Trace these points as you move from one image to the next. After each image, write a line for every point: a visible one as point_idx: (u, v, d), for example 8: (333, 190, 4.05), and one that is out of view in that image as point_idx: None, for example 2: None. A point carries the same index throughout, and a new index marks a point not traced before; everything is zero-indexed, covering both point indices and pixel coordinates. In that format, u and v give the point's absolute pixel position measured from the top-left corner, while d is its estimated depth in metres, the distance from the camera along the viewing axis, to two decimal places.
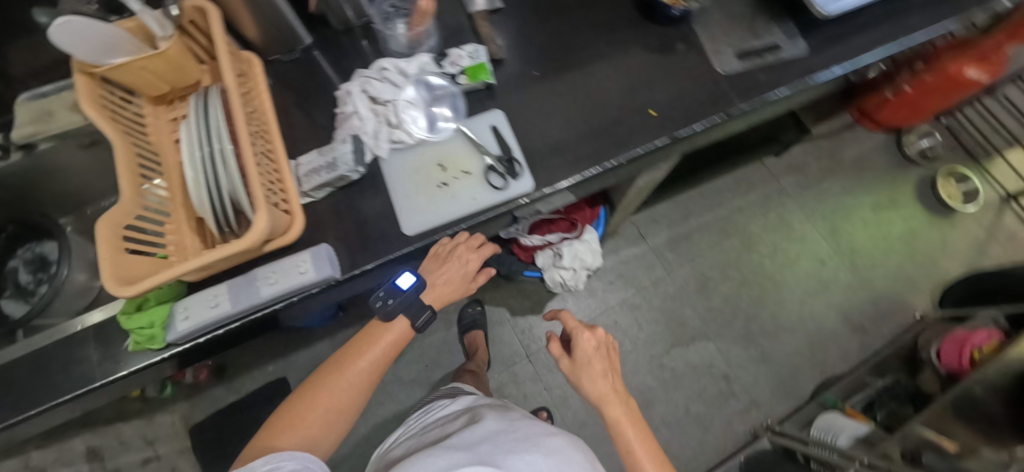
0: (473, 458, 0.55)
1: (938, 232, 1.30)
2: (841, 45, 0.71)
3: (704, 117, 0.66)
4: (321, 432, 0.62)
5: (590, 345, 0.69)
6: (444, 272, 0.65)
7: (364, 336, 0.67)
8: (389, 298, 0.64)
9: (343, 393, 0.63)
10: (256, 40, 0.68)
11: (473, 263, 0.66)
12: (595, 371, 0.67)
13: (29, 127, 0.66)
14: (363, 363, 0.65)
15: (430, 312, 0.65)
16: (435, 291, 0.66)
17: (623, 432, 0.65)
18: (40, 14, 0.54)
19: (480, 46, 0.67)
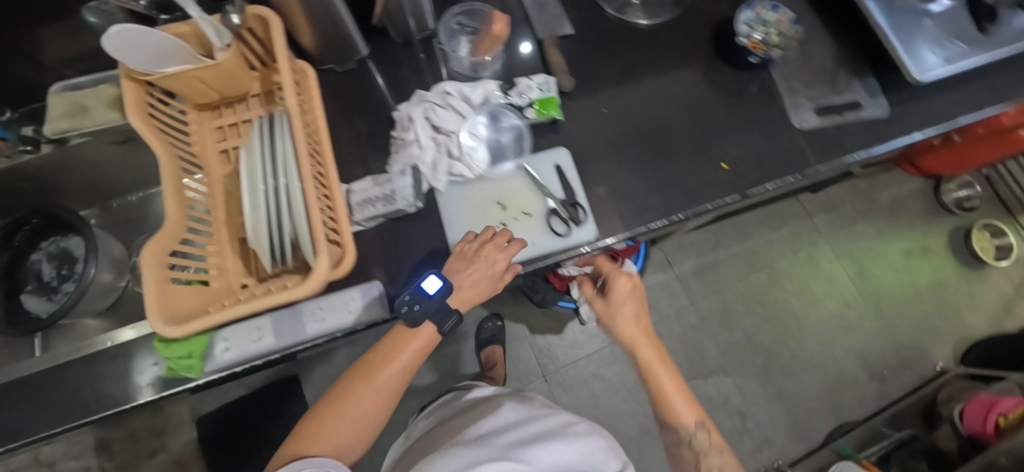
0: (491, 453, 0.49)
1: (967, 284, 1.29)
2: (925, 108, 0.67)
3: (777, 177, 0.63)
4: (353, 439, 0.54)
5: (627, 289, 0.60)
6: (472, 274, 0.53)
7: (390, 341, 0.54)
8: (415, 304, 0.51)
9: (370, 400, 0.53)
10: (311, 48, 0.64)
11: (503, 260, 0.54)
12: (630, 314, 0.60)
13: (62, 122, 0.62)
14: (390, 370, 0.53)
15: (458, 318, 0.53)
16: (463, 296, 0.54)
17: (660, 383, 0.60)
18: (89, 15, 0.52)
19: (551, 78, 0.63)
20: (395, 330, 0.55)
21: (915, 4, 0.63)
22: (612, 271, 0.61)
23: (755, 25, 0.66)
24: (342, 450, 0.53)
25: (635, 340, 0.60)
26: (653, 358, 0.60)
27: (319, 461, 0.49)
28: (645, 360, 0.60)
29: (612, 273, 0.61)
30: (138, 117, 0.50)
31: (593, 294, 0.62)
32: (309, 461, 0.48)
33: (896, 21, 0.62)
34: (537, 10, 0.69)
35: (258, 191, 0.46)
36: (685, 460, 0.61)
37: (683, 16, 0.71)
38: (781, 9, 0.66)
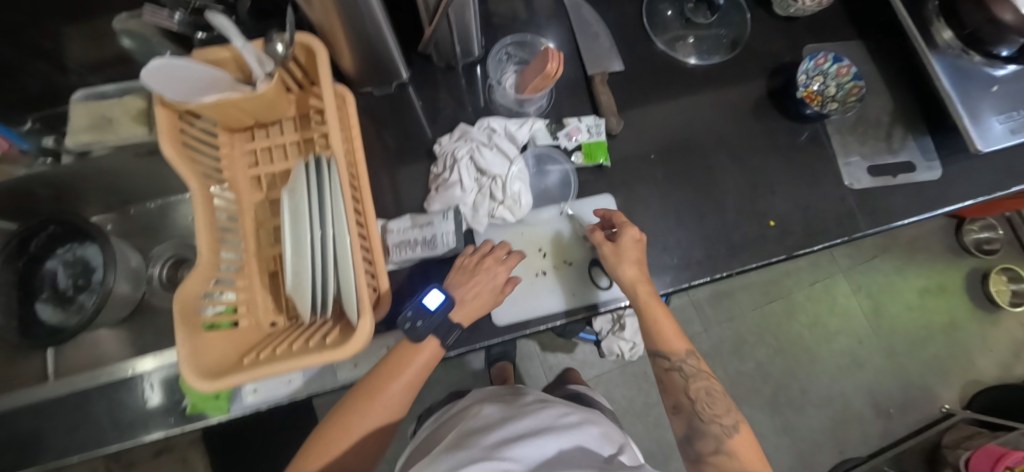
0: (475, 456, 0.43)
1: (982, 328, 1.27)
2: (978, 173, 0.65)
3: (825, 238, 0.61)
4: (359, 453, 0.50)
5: (637, 241, 0.53)
6: (475, 287, 0.51)
7: (395, 356, 0.49)
8: (418, 320, 0.48)
9: (377, 416, 0.49)
10: (350, 71, 0.61)
11: (502, 271, 0.53)
12: (633, 257, 0.53)
13: (85, 135, 0.59)
14: (398, 386, 0.49)
15: (460, 330, 0.50)
16: (467, 311, 0.51)
17: (656, 315, 0.53)
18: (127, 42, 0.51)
19: (601, 119, 0.62)
20: (400, 345, 0.50)
21: (982, 68, 0.61)
22: (620, 223, 0.54)
23: (813, 76, 0.64)
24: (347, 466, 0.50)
25: (635, 285, 0.52)
26: (647, 295, 0.53)
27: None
28: (641, 296, 0.53)
29: (622, 222, 0.54)
30: (171, 146, 0.47)
31: (601, 240, 0.54)
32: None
33: (960, 88, 0.61)
34: (587, 43, 0.67)
35: (302, 241, 0.44)
36: (674, 388, 0.55)
37: (737, 59, 0.69)
38: (844, 61, 0.64)
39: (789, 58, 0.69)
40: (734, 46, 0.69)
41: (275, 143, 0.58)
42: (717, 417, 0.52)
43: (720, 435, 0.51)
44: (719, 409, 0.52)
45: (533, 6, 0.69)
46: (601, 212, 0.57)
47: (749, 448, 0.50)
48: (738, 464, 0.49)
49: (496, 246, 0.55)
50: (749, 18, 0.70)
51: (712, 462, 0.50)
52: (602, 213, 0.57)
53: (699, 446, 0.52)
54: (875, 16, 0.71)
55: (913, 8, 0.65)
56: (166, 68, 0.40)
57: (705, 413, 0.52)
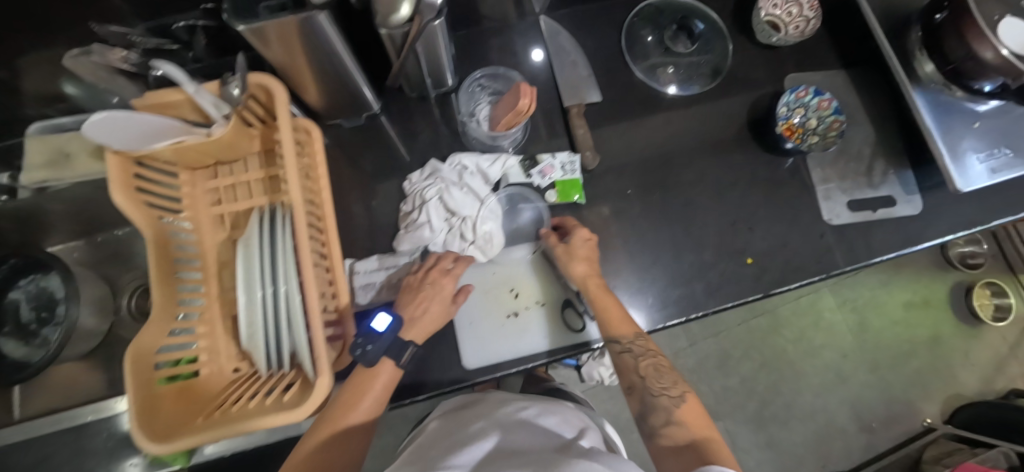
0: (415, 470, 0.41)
1: (965, 341, 1.28)
2: (955, 208, 0.65)
3: (803, 275, 0.61)
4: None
5: (589, 242, 0.55)
6: (424, 302, 0.50)
7: (354, 383, 0.46)
8: (369, 344, 0.46)
9: (351, 447, 0.44)
10: (316, 103, 0.59)
11: (450, 281, 0.51)
12: (585, 255, 0.54)
13: (40, 172, 0.57)
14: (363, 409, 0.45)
15: (414, 347, 0.48)
16: (417, 328, 0.49)
17: (608, 308, 0.52)
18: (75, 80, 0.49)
19: (575, 155, 0.61)
20: (358, 373, 0.46)
21: (964, 103, 0.61)
22: (571, 226, 0.57)
23: (794, 108, 0.63)
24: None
25: (587, 280, 0.53)
26: (597, 287, 0.53)
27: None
28: (591, 289, 0.53)
29: (574, 226, 0.56)
30: (122, 193, 0.45)
31: (556, 243, 0.55)
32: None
33: (941, 124, 0.61)
34: (565, 72, 0.65)
35: (256, 297, 0.43)
36: (626, 369, 0.52)
37: (719, 89, 0.68)
38: (826, 94, 0.63)
39: (771, 88, 0.68)
40: (716, 74, 0.68)
41: (238, 180, 0.56)
42: (666, 390, 0.50)
43: (670, 407, 0.49)
44: (667, 382, 0.51)
45: (510, 32, 0.68)
46: (554, 219, 0.59)
47: (695, 412, 0.49)
48: (688, 431, 0.47)
49: (446, 257, 0.54)
50: (731, 47, 0.68)
51: (665, 436, 0.48)
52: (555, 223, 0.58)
53: (652, 420, 0.49)
54: (857, 46, 0.70)
55: (895, 40, 0.65)
56: (111, 119, 0.39)
57: (653, 387, 0.50)
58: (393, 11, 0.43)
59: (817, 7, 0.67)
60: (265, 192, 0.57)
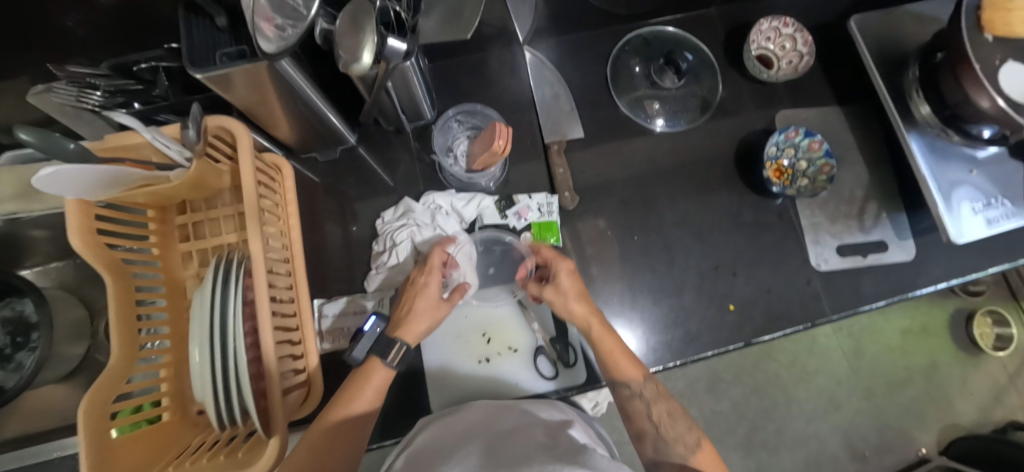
0: None
1: (964, 370, 1.24)
2: (951, 255, 0.62)
3: (787, 323, 0.59)
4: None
5: (572, 272, 0.52)
6: (411, 301, 0.51)
7: (351, 382, 0.46)
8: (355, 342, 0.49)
9: (349, 442, 0.43)
10: (286, 134, 0.56)
11: (434, 278, 0.51)
12: (576, 291, 0.51)
13: (10, 203, 0.56)
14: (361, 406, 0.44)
15: (403, 343, 0.47)
16: (406, 326, 0.49)
17: (611, 350, 0.49)
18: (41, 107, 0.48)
19: (553, 196, 0.62)
20: (357, 371, 0.47)
21: (962, 148, 0.59)
22: (552, 258, 0.53)
23: (785, 148, 0.64)
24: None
25: (586, 319, 0.50)
26: (598, 326, 0.50)
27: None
28: (593, 328, 0.50)
29: (553, 259, 0.53)
30: (80, 238, 0.45)
31: (539, 287, 0.53)
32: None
33: (938, 169, 0.59)
34: (547, 109, 0.66)
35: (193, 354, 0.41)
36: (636, 416, 0.47)
37: (707, 125, 0.67)
38: (816, 136, 0.63)
39: (761, 124, 0.67)
40: (705, 110, 0.67)
41: (208, 216, 0.55)
42: (681, 437, 0.45)
43: (685, 456, 0.44)
44: (682, 428, 0.46)
45: (494, 67, 0.68)
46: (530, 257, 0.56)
47: (712, 460, 0.44)
48: None
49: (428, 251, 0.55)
50: (721, 81, 0.68)
51: None
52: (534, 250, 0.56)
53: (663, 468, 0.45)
54: (849, 83, 0.68)
55: (890, 77, 0.62)
56: (57, 176, 0.38)
57: (668, 434, 0.46)
58: (355, 60, 0.40)
59: (811, 43, 0.66)
60: (236, 228, 0.55)
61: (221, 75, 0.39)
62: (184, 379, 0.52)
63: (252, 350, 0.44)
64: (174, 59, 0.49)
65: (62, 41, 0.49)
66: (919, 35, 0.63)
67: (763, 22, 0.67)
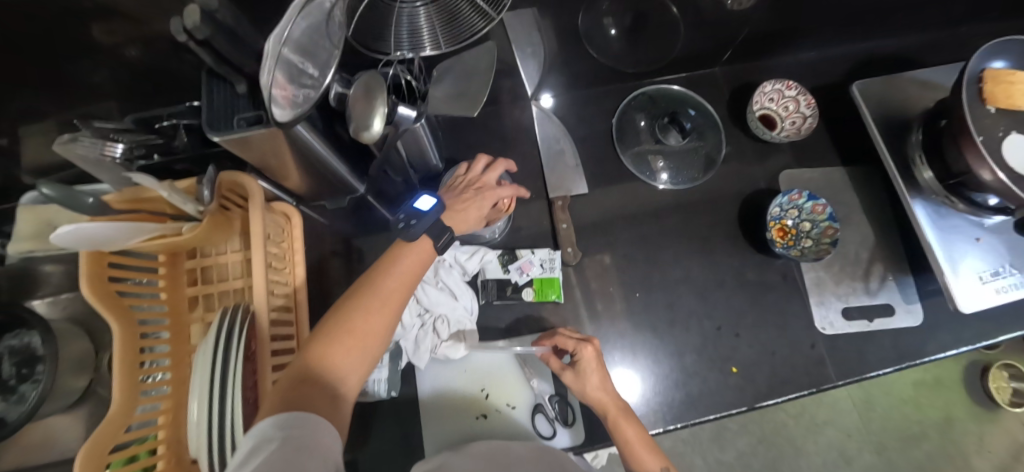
0: None
1: (980, 426, 1.19)
2: (958, 322, 0.62)
3: (790, 389, 0.59)
4: (343, 393, 0.39)
5: (595, 360, 0.52)
6: (465, 201, 0.52)
7: (386, 258, 0.45)
8: (413, 220, 0.47)
9: (377, 320, 0.41)
10: (296, 184, 0.58)
11: (490, 198, 0.53)
12: (596, 379, 0.52)
13: (26, 243, 0.57)
14: (389, 290, 0.43)
15: (451, 234, 0.48)
16: (455, 217, 0.51)
17: (629, 440, 0.49)
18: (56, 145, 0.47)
19: (556, 252, 0.63)
20: (395, 248, 0.46)
21: (966, 215, 0.59)
22: (575, 345, 0.53)
23: (788, 209, 0.65)
24: (335, 416, 0.37)
25: (604, 407, 0.51)
26: (617, 412, 0.51)
27: (295, 416, 0.33)
28: (610, 415, 0.51)
29: (575, 346, 0.52)
30: (90, 287, 0.46)
31: (560, 369, 0.54)
32: (284, 420, 0.32)
33: (943, 236, 0.59)
34: (553, 163, 0.68)
35: (190, 409, 0.42)
36: None
37: (711, 182, 0.69)
38: (820, 199, 0.64)
39: (764, 183, 0.69)
40: (709, 167, 0.69)
41: (217, 262, 0.56)
42: None
43: None
44: None
45: (504, 121, 0.70)
46: (548, 339, 0.55)
47: None
48: None
49: (480, 161, 0.57)
50: (724, 137, 0.70)
51: None
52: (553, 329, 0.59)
53: None
54: (849, 147, 0.70)
55: (894, 141, 0.63)
56: (74, 232, 0.39)
57: None
58: (366, 127, 0.41)
59: (814, 105, 0.69)
60: (242, 275, 0.56)
61: (238, 138, 0.41)
62: (181, 426, 0.51)
63: (249, 403, 0.45)
64: (194, 116, 0.52)
65: (95, 92, 0.52)
66: (919, 102, 0.65)
67: (766, 84, 0.70)
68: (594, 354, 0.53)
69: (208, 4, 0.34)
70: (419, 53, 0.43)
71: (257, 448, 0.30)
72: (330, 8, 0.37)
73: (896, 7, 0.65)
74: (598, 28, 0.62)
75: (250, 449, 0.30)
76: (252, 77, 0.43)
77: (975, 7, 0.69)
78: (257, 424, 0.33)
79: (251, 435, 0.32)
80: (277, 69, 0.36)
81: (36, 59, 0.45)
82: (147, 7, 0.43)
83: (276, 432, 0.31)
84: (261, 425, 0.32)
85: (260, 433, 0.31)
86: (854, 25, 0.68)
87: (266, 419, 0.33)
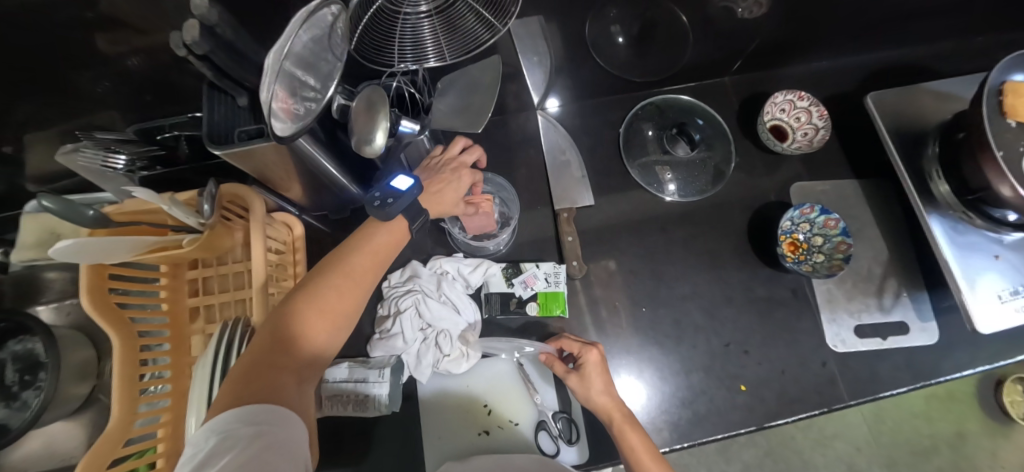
0: None
1: (994, 441, 1.16)
2: (975, 341, 0.60)
3: (801, 408, 0.57)
4: (305, 378, 0.38)
5: (599, 364, 0.52)
6: (442, 183, 0.51)
7: (360, 234, 0.45)
8: (390, 198, 0.44)
9: (348, 295, 0.41)
10: (298, 195, 0.57)
11: (468, 174, 0.52)
12: (601, 383, 0.51)
13: (30, 252, 0.57)
14: (359, 266, 0.42)
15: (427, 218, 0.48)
16: (436, 201, 0.49)
17: (633, 447, 0.47)
18: (59, 156, 0.50)
19: (561, 265, 0.62)
20: (366, 228, 0.45)
21: (983, 232, 0.57)
22: (581, 348, 0.53)
23: (799, 223, 0.64)
24: (300, 404, 0.36)
25: (608, 412, 0.50)
26: (621, 418, 0.49)
27: (264, 409, 0.32)
28: (616, 422, 0.49)
29: (581, 349, 0.53)
30: (91, 299, 0.46)
31: (565, 372, 0.53)
32: (250, 414, 0.31)
33: (960, 252, 0.57)
34: (558, 174, 0.67)
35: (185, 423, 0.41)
36: None
37: (720, 194, 0.67)
38: (833, 214, 0.62)
39: (774, 196, 0.68)
40: (718, 179, 0.67)
41: (219, 273, 0.55)
42: None
43: None
44: None
45: (510, 131, 0.69)
46: (554, 342, 0.56)
47: None
48: None
49: (458, 143, 0.55)
50: (733, 148, 0.69)
51: None
52: (557, 334, 0.59)
53: None
54: (860, 161, 0.69)
55: (910, 155, 0.61)
56: (72, 247, 0.38)
57: None
58: (369, 140, 0.40)
59: (826, 117, 0.68)
60: (242, 286, 0.55)
61: (241, 151, 0.40)
62: (181, 439, 0.50)
63: None
64: (194, 128, 0.53)
65: (98, 105, 0.51)
66: (936, 114, 0.63)
67: (777, 95, 0.69)
68: (595, 358, 0.52)
69: (207, 18, 0.33)
70: (422, 64, 0.42)
71: (219, 447, 0.29)
72: (332, 20, 0.36)
73: (913, 17, 0.64)
74: (604, 35, 0.60)
75: (212, 450, 0.28)
76: (254, 91, 0.42)
77: (993, 17, 0.67)
78: (218, 414, 0.31)
79: (211, 430, 0.30)
80: (278, 81, 0.34)
81: (37, 70, 0.45)
82: (148, 17, 0.42)
83: (245, 428, 0.30)
84: (223, 418, 0.30)
85: (223, 429, 0.30)
86: (868, 35, 0.67)
87: (228, 412, 0.31)
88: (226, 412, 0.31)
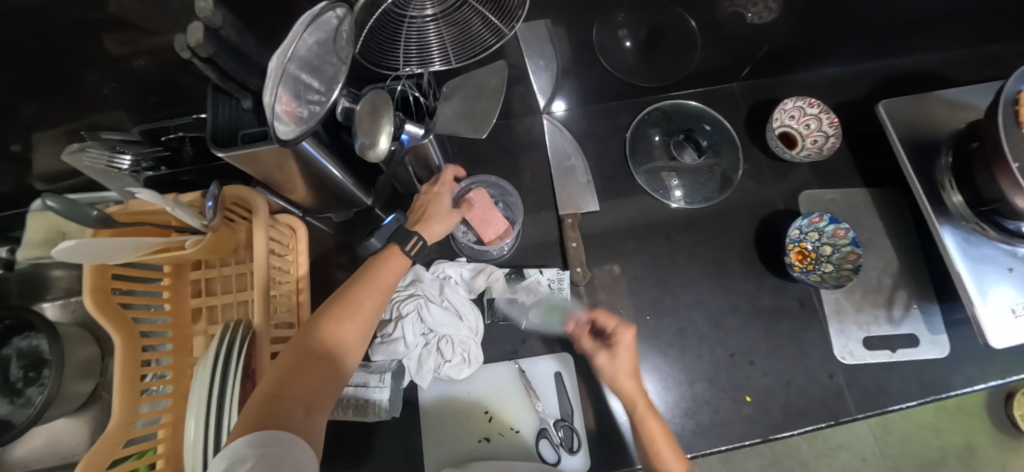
0: None
1: (1004, 453, 1.13)
2: (987, 355, 0.59)
3: (807, 420, 0.56)
4: (319, 407, 0.37)
5: (631, 346, 0.51)
6: (423, 208, 0.51)
7: (368, 267, 0.45)
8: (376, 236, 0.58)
9: (350, 328, 0.41)
10: (302, 196, 0.56)
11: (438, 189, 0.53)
12: (627, 366, 0.50)
13: (38, 249, 0.57)
14: (362, 299, 0.42)
15: (420, 237, 0.48)
16: (423, 223, 0.50)
17: (654, 434, 0.47)
18: (65, 157, 0.49)
19: (564, 272, 0.62)
20: (371, 263, 0.46)
21: (998, 243, 0.56)
22: (616, 325, 0.52)
23: (807, 232, 0.63)
24: (314, 433, 0.35)
25: (631, 398, 0.49)
26: (643, 407, 0.48)
27: (271, 434, 0.31)
28: (638, 409, 0.48)
29: (615, 327, 0.52)
30: (94, 297, 0.46)
31: (594, 348, 0.53)
32: (259, 439, 0.30)
33: (973, 262, 0.56)
34: (564, 179, 0.67)
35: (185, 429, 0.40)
36: None
37: (727, 201, 0.67)
38: (842, 223, 0.61)
39: (782, 204, 0.67)
40: (725, 186, 0.67)
41: (222, 273, 0.55)
42: None
43: None
44: None
45: (516, 135, 0.69)
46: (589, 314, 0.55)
47: None
48: None
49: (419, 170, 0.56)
50: (741, 154, 0.69)
51: None
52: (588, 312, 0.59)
53: None
54: (870, 169, 0.68)
55: (922, 164, 0.60)
56: (78, 247, 0.37)
57: None
58: (373, 145, 0.40)
59: (837, 124, 0.67)
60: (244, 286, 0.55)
61: (243, 153, 0.40)
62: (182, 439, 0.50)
63: None
64: None
65: (105, 105, 0.51)
66: (948, 123, 0.62)
67: (786, 101, 0.68)
68: (629, 338, 0.51)
69: (212, 21, 0.33)
70: (427, 68, 0.42)
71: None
72: (338, 23, 0.36)
73: (925, 24, 0.63)
74: (612, 40, 0.59)
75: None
76: (258, 93, 0.42)
77: (1007, 24, 0.66)
78: (230, 442, 0.30)
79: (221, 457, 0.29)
80: (280, 85, 0.34)
81: (42, 73, 0.44)
82: (155, 20, 0.42)
83: (252, 450, 0.29)
84: (233, 446, 0.30)
85: (231, 455, 0.29)
86: (880, 41, 0.66)
87: (238, 440, 0.30)
88: (237, 440, 0.30)
